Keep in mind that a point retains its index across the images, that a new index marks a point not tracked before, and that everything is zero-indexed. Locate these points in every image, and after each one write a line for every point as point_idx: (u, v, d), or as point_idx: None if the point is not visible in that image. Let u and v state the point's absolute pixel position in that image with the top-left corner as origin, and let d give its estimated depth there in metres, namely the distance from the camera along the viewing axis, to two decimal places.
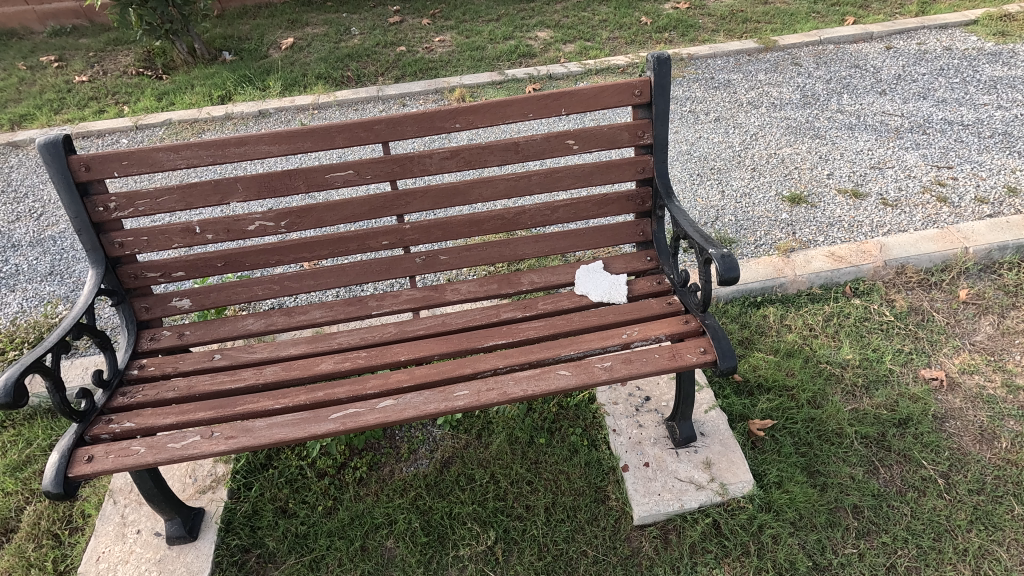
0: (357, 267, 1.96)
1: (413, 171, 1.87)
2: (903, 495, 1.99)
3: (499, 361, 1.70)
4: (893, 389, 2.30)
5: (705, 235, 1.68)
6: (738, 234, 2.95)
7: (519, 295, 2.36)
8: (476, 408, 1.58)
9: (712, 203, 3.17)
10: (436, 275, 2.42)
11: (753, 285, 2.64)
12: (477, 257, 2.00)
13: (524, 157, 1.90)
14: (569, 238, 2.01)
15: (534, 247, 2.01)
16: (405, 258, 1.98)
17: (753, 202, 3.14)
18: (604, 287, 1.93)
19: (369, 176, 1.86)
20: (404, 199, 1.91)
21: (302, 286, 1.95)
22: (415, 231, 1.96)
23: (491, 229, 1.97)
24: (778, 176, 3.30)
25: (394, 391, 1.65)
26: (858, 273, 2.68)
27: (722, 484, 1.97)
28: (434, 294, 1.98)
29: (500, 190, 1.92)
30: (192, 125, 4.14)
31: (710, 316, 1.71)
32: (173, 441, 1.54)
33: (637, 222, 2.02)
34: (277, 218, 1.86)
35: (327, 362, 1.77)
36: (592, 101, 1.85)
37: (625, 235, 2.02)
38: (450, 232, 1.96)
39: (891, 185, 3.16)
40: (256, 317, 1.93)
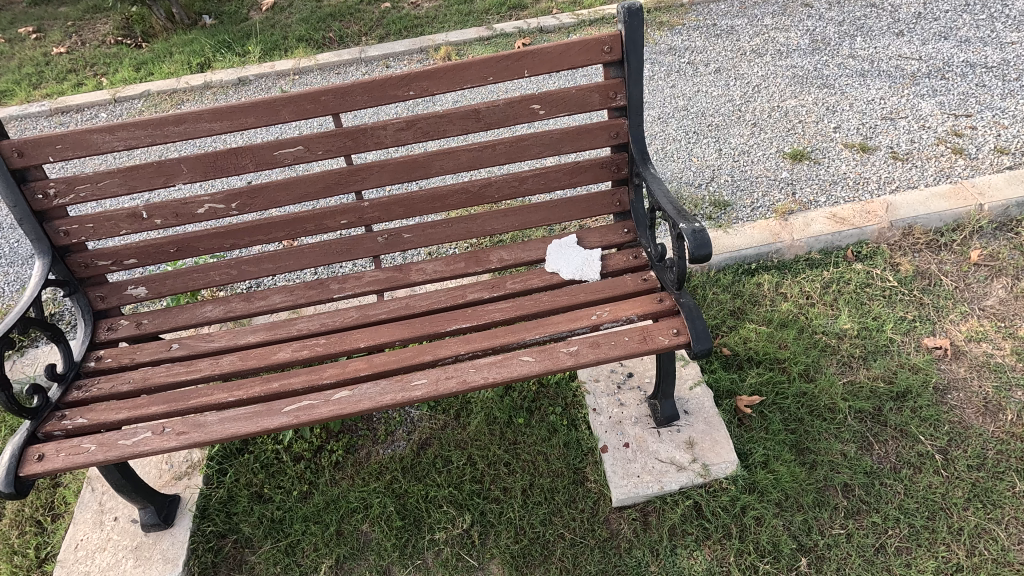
0: (315, 249, 1.85)
1: (367, 144, 1.73)
2: (897, 472, 1.92)
3: (462, 346, 1.61)
4: (892, 359, 2.18)
5: (680, 208, 1.53)
6: (733, 196, 2.75)
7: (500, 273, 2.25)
8: (434, 398, 1.50)
9: (708, 162, 2.97)
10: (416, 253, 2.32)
11: (746, 251, 2.49)
12: (443, 234, 1.88)
13: (486, 126, 1.75)
14: (540, 210, 1.88)
15: (505, 223, 1.89)
16: (366, 237, 1.87)
17: (753, 160, 2.93)
18: (577, 266, 1.79)
19: (321, 152, 1.73)
20: (359, 174, 1.77)
21: (260, 270, 1.85)
22: (375, 209, 1.83)
23: (455, 204, 1.84)
24: (780, 131, 3.07)
25: (350, 381, 1.58)
26: (860, 236, 2.52)
27: (705, 465, 1.89)
28: (398, 274, 1.88)
29: (463, 161, 1.78)
30: (170, 96, 4.03)
31: (685, 295, 1.59)
32: (124, 438, 1.50)
33: (614, 191, 1.87)
34: (227, 200, 1.75)
35: (285, 350, 1.70)
36: (557, 60, 1.68)
37: (599, 205, 1.88)
38: (411, 209, 1.84)
39: (903, 137, 2.93)
40: (215, 304, 1.85)
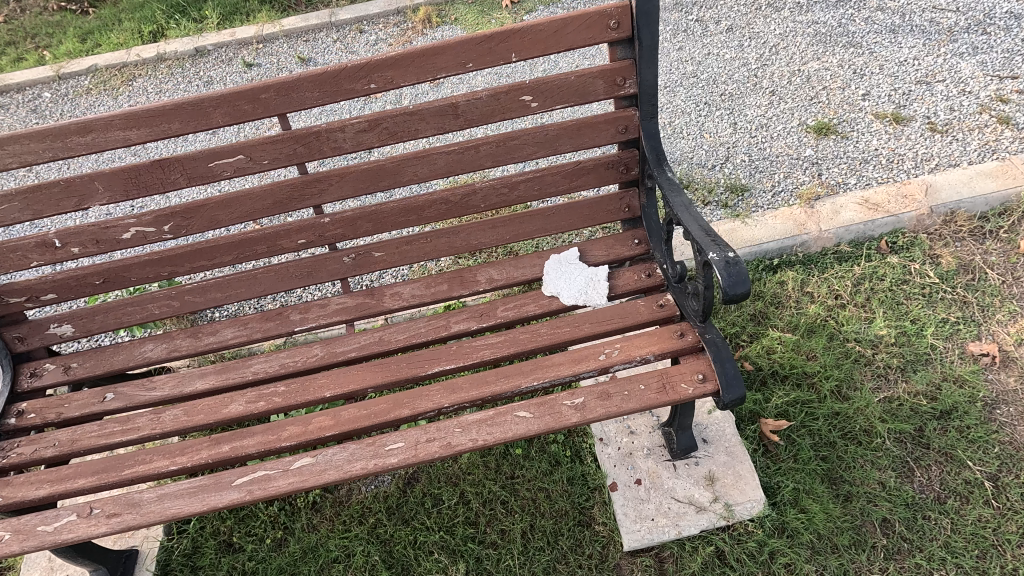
0: (270, 273, 1.56)
1: (323, 150, 1.42)
2: (942, 503, 1.70)
3: (446, 396, 1.35)
4: (934, 369, 1.94)
5: (707, 231, 1.24)
6: (751, 179, 2.45)
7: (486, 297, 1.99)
8: (414, 465, 1.26)
9: (721, 138, 2.64)
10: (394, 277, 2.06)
11: (768, 245, 2.21)
12: (421, 251, 1.59)
13: (467, 122, 1.43)
14: (536, 220, 1.58)
15: (494, 236, 1.60)
16: (330, 257, 1.57)
17: (772, 135, 2.61)
18: (582, 289, 1.52)
19: (266, 161, 1.41)
20: (316, 186, 1.46)
21: (206, 300, 1.56)
22: (337, 225, 1.53)
23: (433, 217, 1.54)
24: (802, 100, 2.73)
25: (314, 442, 1.32)
26: (896, 224, 2.23)
27: (727, 505, 1.67)
28: (370, 298, 1.60)
29: (440, 166, 1.48)
30: (120, 71, 3.62)
31: (710, 330, 1.33)
32: (45, 522, 1.25)
33: (622, 195, 1.58)
34: (157, 222, 1.45)
35: (238, 401, 1.43)
36: (552, 39, 1.35)
37: (605, 212, 1.59)
38: (381, 224, 1.54)
39: (941, 105, 2.60)
40: (156, 342, 1.58)
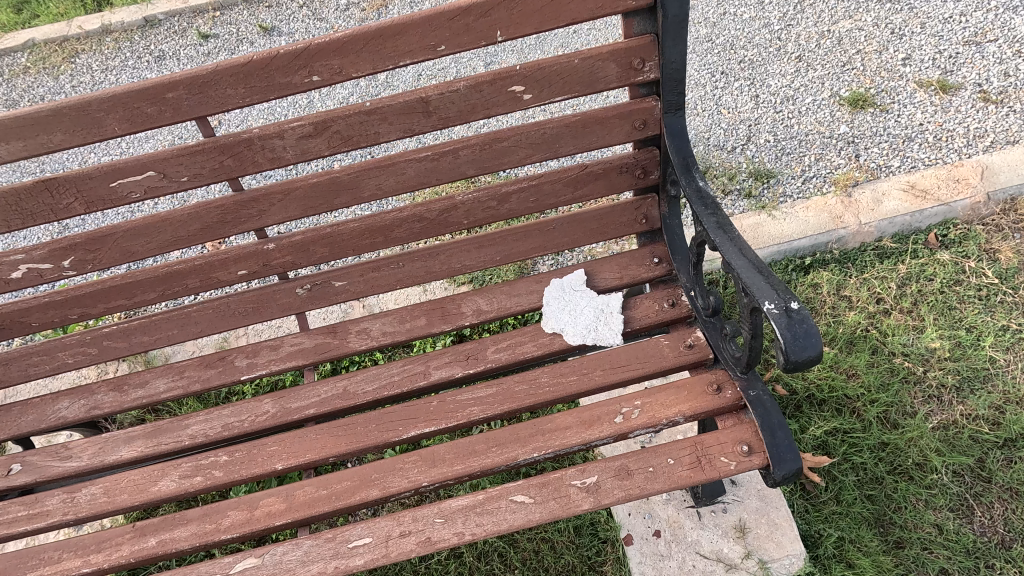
0: (207, 311, 1.27)
1: (257, 162, 1.11)
2: (1009, 550, 1.47)
3: (424, 470, 1.09)
4: (995, 388, 1.67)
5: (758, 267, 0.95)
6: (777, 162, 2.13)
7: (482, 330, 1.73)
8: (384, 566, 1.00)
9: (742, 114, 2.31)
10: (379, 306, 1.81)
11: (799, 243, 1.92)
12: (392, 278, 1.30)
13: (441, 121, 1.12)
14: (531, 236, 1.30)
15: (480, 257, 1.31)
16: (280, 288, 1.29)
17: (800, 109, 2.28)
18: (592, 325, 1.24)
19: (185, 178, 1.10)
20: (253, 205, 1.16)
21: (131, 345, 1.28)
22: (284, 251, 1.23)
23: (405, 237, 1.25)
24: (834, 67, 2.38)
25: (262, 534, 1.06)
26: (947, 213, 1.93)
27: (762, 562, 1.43)
28: (332, 337, 1.31)
29: (409, 176, 1.17)
30: (61, 46, 3.22)
31: (754, 387, 1.06)
32: None
33: (636, 203, 1.28)
34: (54, 256, 1.15)
35: (172, 475, 1.17)
36: (549, 11, 1.03)
37: (615, 225, 1.30)
38: (340, 248, 1.24)
39: (994, 69, 2.26)
40: (74, 397, 1.30)
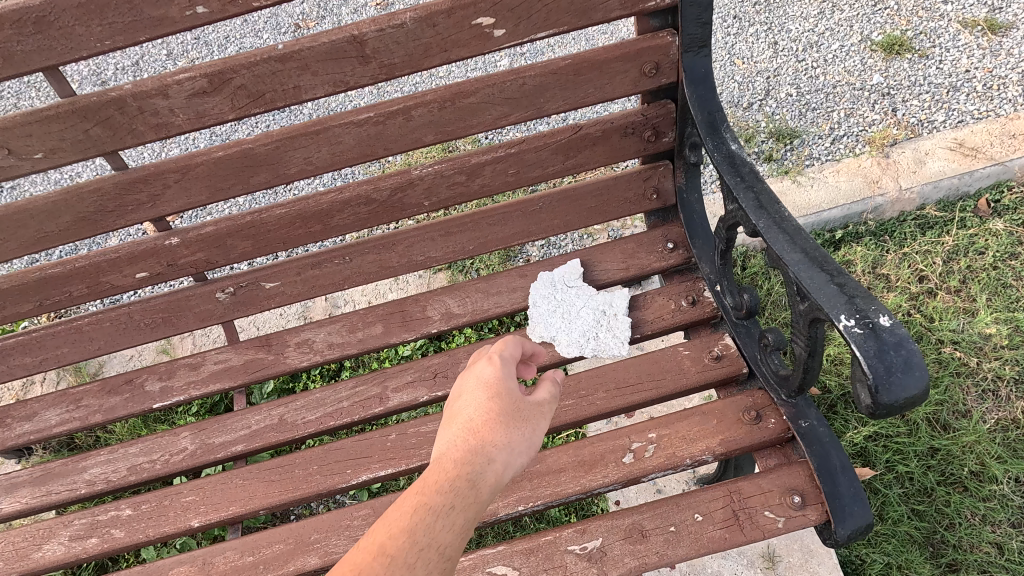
0: (102, 324, 1.00)
1: (136, 130, 0.82)
2: None
3: None
4: None
5: (822, 266, 0.68)
6: (801, 120, 1.84)
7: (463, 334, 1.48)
8: None
9: (758, 64, 2.00)
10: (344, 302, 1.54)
11: (829, 214, 1.65)
12: (337, 275, 1.03)
13: (382, 69, 0.83)
14: (511, 219, 1.03)
15: (448, 247, 1.04)
16: (196, 293, 1.02)
17: (826, 56, 1.97)
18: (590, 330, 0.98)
19: (39, 154, 0.82)
20: (141, 189, 0.88)
21: (9, 370, 1.01)
22: (193, 247, 0.95)
23: (349, 225, 0.97)
24: (863, 6, 2.06)
25: None
26: (1000, 174, 1.66)
27: None
28: (266, 352, 1.05)
29: (347, 145, 0.89)
30: None
31: (804, 418, 0.81)
32: None
33: (643, 173, 1.01)
34: None
35: (61, 537, 0.92)
36: None
37: (618, 202, 1.03)
38: (265, 240, 0.97)
39: None
40: None
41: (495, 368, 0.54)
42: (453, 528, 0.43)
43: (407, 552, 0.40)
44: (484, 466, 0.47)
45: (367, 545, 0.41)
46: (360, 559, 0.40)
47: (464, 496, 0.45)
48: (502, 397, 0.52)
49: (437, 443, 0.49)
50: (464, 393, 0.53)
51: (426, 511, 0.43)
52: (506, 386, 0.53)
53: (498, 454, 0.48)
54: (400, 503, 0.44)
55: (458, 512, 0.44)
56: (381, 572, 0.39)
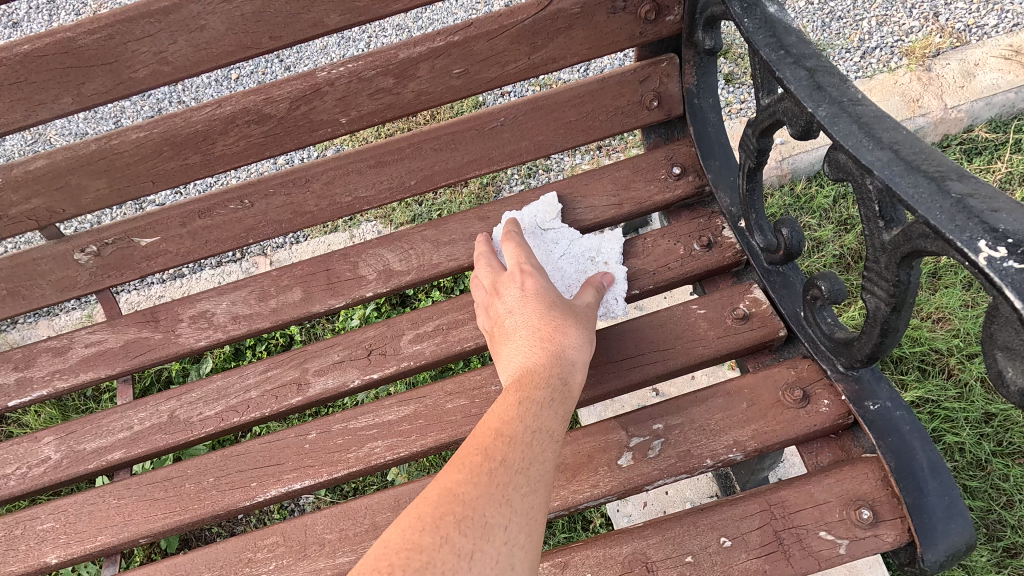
0: None
1: None
2: None
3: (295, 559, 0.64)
4: None
5: (920, 168, 0.43)
6: (825, 32, 1.55)
7: (431, 296, 1.23)
8: None
9: None
10: (286, 254, 1.28)
11: None
12: (236, 225, 0.78)
13: None
14: (463, 142, 0.77)
15: (381, 183, 0.78)
16: (48, 253, 0.77)
17: None
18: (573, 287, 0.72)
19: None
20: None
21: None
22: (23, 190, 0.70)
23: (238, 154, 0.71)
24: None
25: None
26: None
27: None
28: (152, 330, 0.80)
29: (215, 32, 0.62)
30: None
31: (871, 402, 0.57)
32: None
33: (638, 72, 0.75)
34: None
35: None
36: None
37: (605, 113, 0.77)
38: (125, 180, 0.71)
39: None
40: None
41: (536, 285, 0.61)
42: (552, 411, 0.49)
43: (520, 433, 0.46)
44: (565, 365, 0.54)
45: (486, 436, 0.45)
46: (482, 442, 0.45)
47: (552, 383, 0.52)
48: (557, 309, 0.59)
49: (511, 356, 0.55)
50: (514, 311, 0.60)
51: (529, 402, 0.49)
52: (552, 299, 0.60)
53: (569, 350, 0.55)
54: (500, 402, 0.50)
55: (553, 396, 0.50)
56: (506, 449, 0.44)
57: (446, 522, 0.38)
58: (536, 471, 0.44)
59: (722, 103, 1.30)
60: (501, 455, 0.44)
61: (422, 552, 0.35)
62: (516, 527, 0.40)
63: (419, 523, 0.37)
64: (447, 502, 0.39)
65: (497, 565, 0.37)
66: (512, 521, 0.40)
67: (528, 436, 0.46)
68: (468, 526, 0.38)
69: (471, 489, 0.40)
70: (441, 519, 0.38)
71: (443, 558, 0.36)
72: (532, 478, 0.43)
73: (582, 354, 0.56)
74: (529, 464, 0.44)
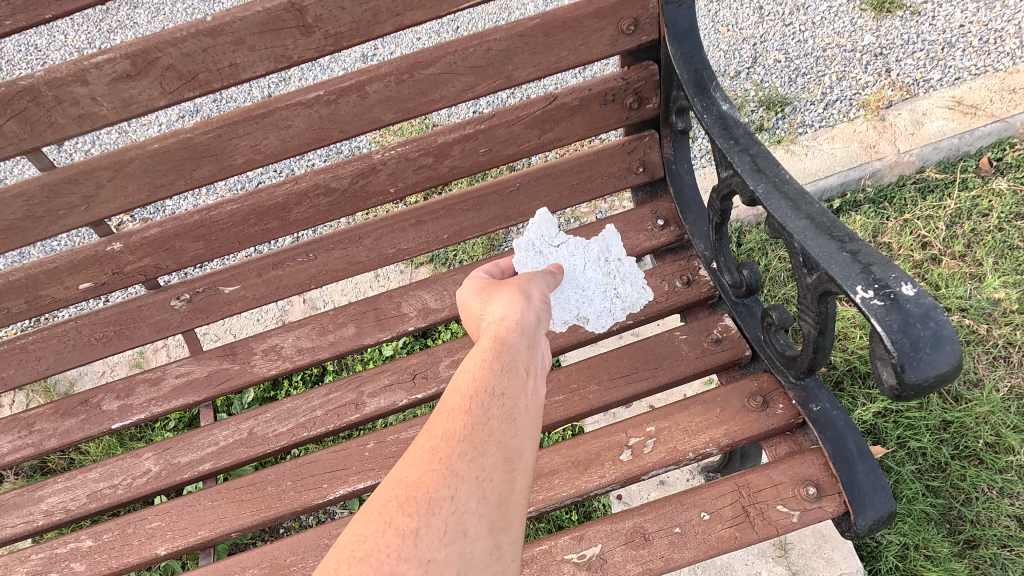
0: (49, 340, 0.93)
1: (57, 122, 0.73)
2: None
3: None
4: None
5: (830, 233, 0.61)
6: (792, 86, 1.76)
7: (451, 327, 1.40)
8: None
9: (744, 31, 1.91)
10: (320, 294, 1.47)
11: (827, 183, 1.57)
12: (302, 274, 0.95)
13: (330, 42, 0.75)
14: (487, 204, 0.95)
15: (420, 238, 0.95)
16: (149, 301, 0.94)
17: (813, 19, 1.88)
18: (598, 283, 0.89)
19: None
20: (73, 192, 0.79)
21: None
22: (138, 252, 0.87)
23: (307, 219, 0.89)
24: None
25: None
26: (1002, 131, 1.58)
27: None
28: (230, 362, 0.97)
29: (297, 128, 0.80)
30: None
31: (813, 404, 0.74)
32: None
33: (627, 145, 0.93)
34: None
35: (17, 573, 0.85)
36: None
37: (601, 178, 0.95)
38: (218, 241, 0.88)
39: None
40: None
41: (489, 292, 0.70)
42: (496, 377, 0.55)
43: (466, 408, 0.51)
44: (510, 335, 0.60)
45: (436, 421, 0.51)
46: (433, 426, 0.51)
47: (492, 352, 0.57)
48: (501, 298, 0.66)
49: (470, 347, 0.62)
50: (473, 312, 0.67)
51: (476, 373, 0.55)
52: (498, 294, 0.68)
53: (513, 323, 0.61)
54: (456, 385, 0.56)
55: (491, 363, 0.56)
56: (451, 424, 0.50)
57: (392, 510, 0.43)
58: (481, 436, 0.49)
59: (702, 153, 1.49)
60: (445, 432, 0.49)
61: (368, 543, 0.41)
62: (461, 495, 0.45)
63: (369, 516, 0.43)
64: (397, 491, 0.45)
65: (445, 537, 0.42)
66: (459, 491, 0.45)
67: (469, 406, 0.51)
68: (413, 508, 0.43)
69: (417, 474, 0.46)
70: (388, 508, 0.44)
71: (390, 542, 0.41)
72: (473, 445, 0.48)
73: (518, 318, 0.61)
74: (471, 434, 0.49)
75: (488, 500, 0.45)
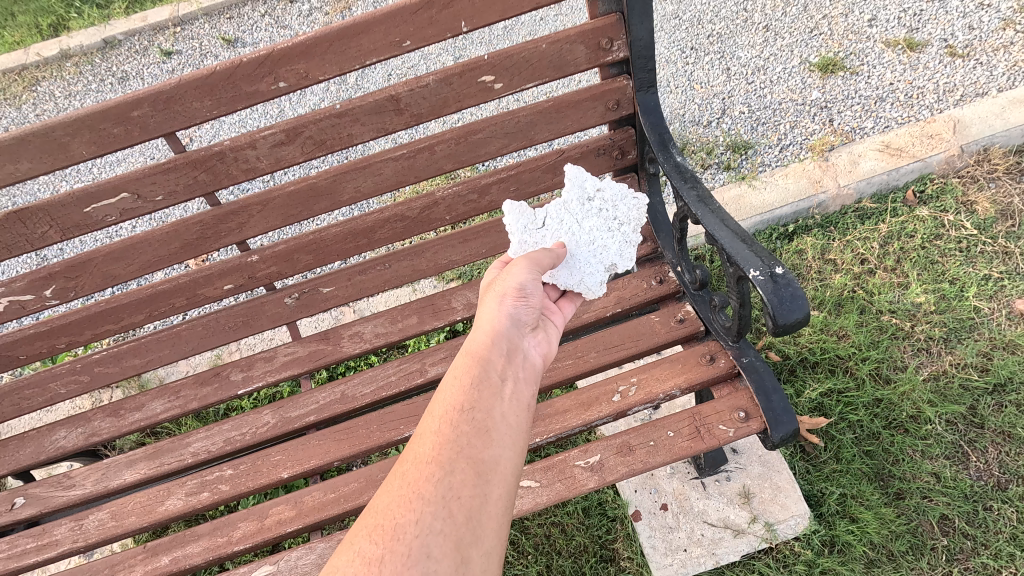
0: (197, 328, 1.27)
1: (232, 173, 1.10)
2: (1004, 491, 1.50)
3: None
4: (982, 336, 1.70)
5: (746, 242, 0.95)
6: (754, 133, 2.15)
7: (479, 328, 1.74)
8: None
9: (715, 88, 2.32)
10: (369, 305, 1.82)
11: (782, 211, 1.93)
12: (380, 278, 1.30)
13: (414, 118, 1.12)
14: None
15: (466, 252, 1.31)
16: (269, 299, 1.29)
17: (772, 78, 2.29)
18: (598, 220, 1.11)
19: (161, 196, 1.09)
20: (233, 219, 1.15)
21: (124, 369, 1.27)
22: (269, 262, 1.23)
23: (387, 238, 1.25)
24: (801, 34, 2.39)
25: (274, 540, 1.09)
26: (923, 169, 1.94)
27: (768, 525, 1.46)
28: (325, 343, 1.31)
29: (387, 175, 1.17)
30: (21, 75, 3.12)
31: (745, 355, 1.07)
32: None
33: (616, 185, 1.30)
34: (33, 287, 1.14)
35: (177, 494, 1.17)
36: None
37: None
38: (324, 254, 1.24)
39: (958, 24, 2.27)
40: (69, 427, 1.28)
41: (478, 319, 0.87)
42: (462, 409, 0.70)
43: (436, 440, 0.66)
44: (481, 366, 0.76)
45: (413, 455, 0.66)
46: (411, 455, 0.66)
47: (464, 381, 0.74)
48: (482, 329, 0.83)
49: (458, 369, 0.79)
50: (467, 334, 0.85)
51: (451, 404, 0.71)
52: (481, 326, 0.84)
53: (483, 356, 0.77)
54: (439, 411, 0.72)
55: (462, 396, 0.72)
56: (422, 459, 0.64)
57: (365, 535, 0.58)
58: (444, 466, 0.63)
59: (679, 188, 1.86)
60: (417, 463, 0.64)
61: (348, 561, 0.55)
62: (423, 518, 0.58)
63: (349, 545, 0.58)
64: (374, 516, 0.59)
65: (408, 560, 0.55)
66: (422, 514, 0.59)
67: (444, 436, 0.67)
68: (380, 535, 0.57)
69: (389, 504, 0.60)
70: (366, 536, 0.58)
71: (362, 561, 0.55)
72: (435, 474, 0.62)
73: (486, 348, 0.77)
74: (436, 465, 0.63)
75: (452, 518, 0.60)
